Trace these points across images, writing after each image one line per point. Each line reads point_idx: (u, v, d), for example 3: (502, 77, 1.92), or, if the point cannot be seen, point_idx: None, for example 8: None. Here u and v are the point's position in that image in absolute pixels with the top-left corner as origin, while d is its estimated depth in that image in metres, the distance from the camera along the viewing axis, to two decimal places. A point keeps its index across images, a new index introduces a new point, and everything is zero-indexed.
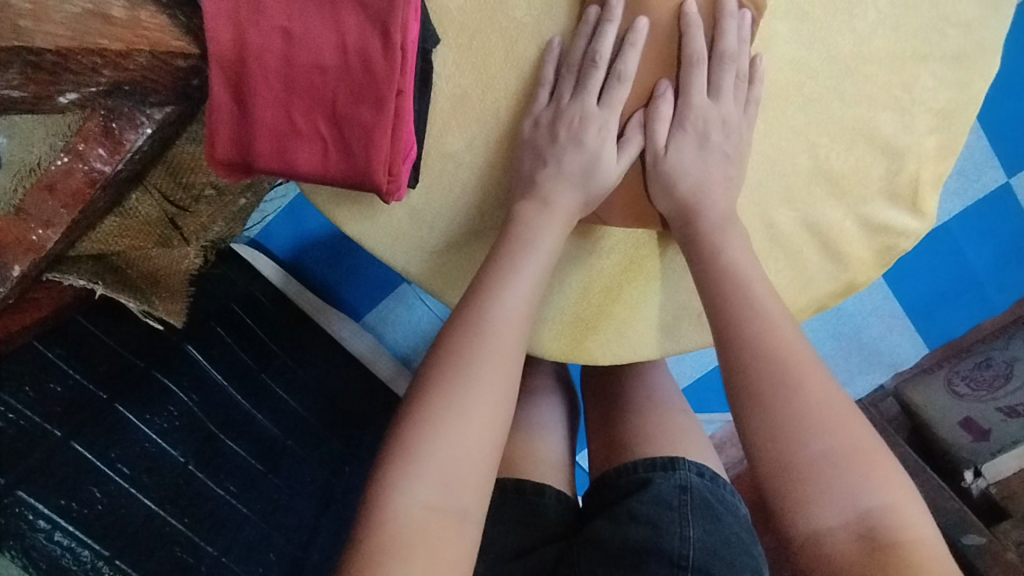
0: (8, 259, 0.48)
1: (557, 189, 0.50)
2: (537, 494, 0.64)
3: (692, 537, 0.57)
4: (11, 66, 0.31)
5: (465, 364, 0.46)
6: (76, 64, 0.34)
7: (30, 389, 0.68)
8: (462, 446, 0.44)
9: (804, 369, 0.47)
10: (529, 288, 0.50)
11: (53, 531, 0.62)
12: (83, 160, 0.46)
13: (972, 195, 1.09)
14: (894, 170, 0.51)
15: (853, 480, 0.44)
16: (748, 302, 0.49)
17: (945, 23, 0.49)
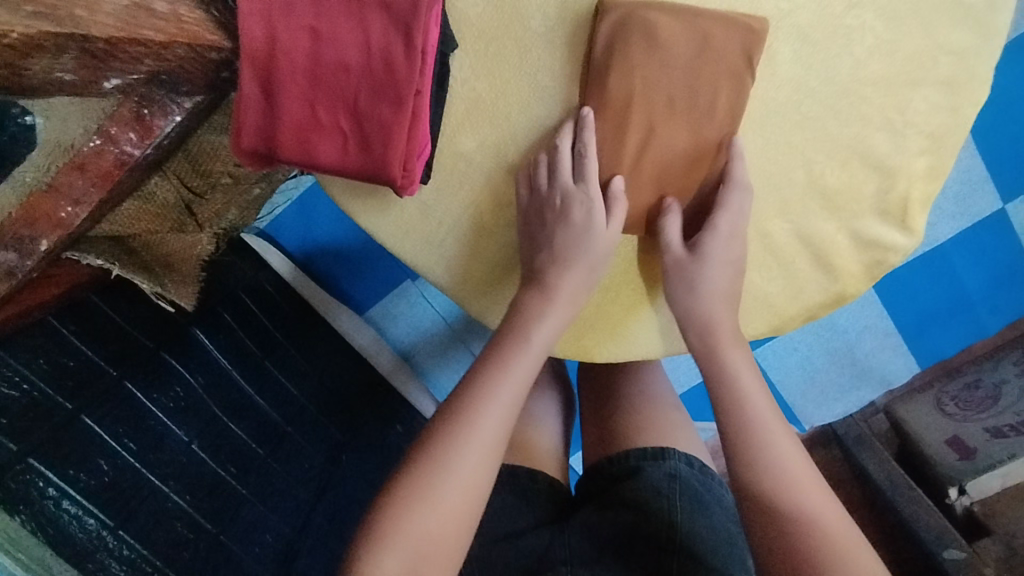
0: (37, 234, 0.51)
1: (554, 300, 0.54)
2: (531, 477, 0.67)
3: (680, 521, 0.59)
4: (67, 52, 0.34)
5: (453, 448, 0.50)
6: (122, 53, 0.36)
7: (44, 362, 0.70)
8: (439, 526, 0.48)
9: (799, 473, 0.52)
10: (521, 383, 0.54)
11: (60, 499, 0.64)
12: (114, 143, 0.48)
13: (968, 219, 1.11)
14: (886, 188, 0.53)
15: None
16: (754, 413, 0.54)
17: (940, 50, 0.50)
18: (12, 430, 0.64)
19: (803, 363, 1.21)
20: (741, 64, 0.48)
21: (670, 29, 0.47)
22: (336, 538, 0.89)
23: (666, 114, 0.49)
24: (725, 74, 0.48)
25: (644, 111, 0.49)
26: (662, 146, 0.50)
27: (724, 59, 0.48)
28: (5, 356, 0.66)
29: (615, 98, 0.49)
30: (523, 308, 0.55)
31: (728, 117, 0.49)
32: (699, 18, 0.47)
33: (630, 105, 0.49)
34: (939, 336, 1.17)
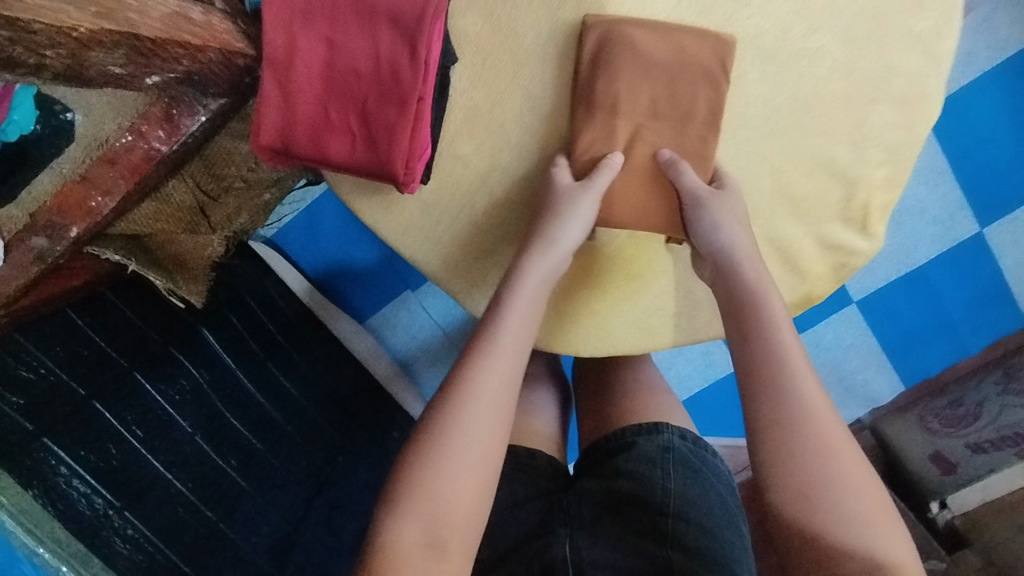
0: (68, 221, 0.55)
1: (533, 257, 0.56)
2: (529, 455, 0.70)
3: (673, 488, 0.63)
4: (120, 49, 0.38)
5: (461, 416, 0.50)
6: (164, 53, 0.41)
7: (61, 349, 0.74)
8: (455, 493, 0.49)
9: (847, 469, 0.47)
10: (519, 345, 0.55)
11: (71, 477, 0.69)
12: (144, 139, 0.53)
13: (947, 241, 1.16)
14: (848, 197, 0.58)
15: (865, 530, 0.45)
16: (775, 337, 0.52)
17: (895, 72, 0.55)
18: (30, 410, 0.68)
19: None
20: (714, 75, 0.53)
21: (650, 45, 0.53)
22: (329, 535, 0.93)
23: (648, 117, 0.55)
24: (700, 84, 0.53)
25: (626, 121, 0.55)
26: (646, 146, 0.56)
27: (700, 71, 0.53)
28: (25, 342, 0.70)
29: (602, 103, 0.54)
30: (512, 275, 0.57)
31: (705, 123, 0.55)
32: (675, 35, 0.53)
33: (615, 111, 0.55)
34: (922, 354, 1.21)
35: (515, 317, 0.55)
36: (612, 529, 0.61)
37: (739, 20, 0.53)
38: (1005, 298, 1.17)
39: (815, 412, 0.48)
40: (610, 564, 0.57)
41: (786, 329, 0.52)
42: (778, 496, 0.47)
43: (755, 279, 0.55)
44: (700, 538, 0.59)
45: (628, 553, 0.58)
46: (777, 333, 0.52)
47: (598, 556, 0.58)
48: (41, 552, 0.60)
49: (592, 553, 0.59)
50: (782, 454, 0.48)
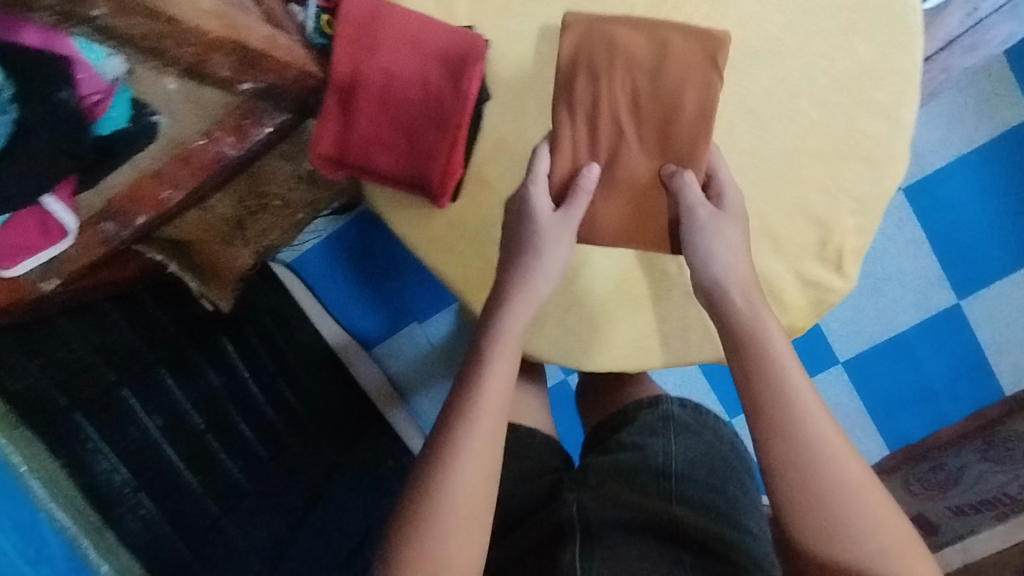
0: (137, 210, 0.63)
1: (515, 308, 0.61)
2: (529, 434, 0.79)
3: (675, 451, 0.73)
4: (233, 55, 0.46)
5: (450, 475, 0.53)
6: (261, 65, 0.49)
7: (98, 338, 0.79)
8: (452, 550, 0.51)
9: (870, 507, 0.50)
10: (501, 392, 0.58)
11: (98, 451, 0.74)
12: (216, 144, 0.62)
13: (925, 311, 1.23)
14: (824, 241, 0.66)
15: (896, 564, 0.49)
16: (775, 360, 0.56)
17: (863, 134, 0.64)
18: (70, 385, 0.74)
19: None
20: (707, 69, 0.59)
21: (631, 38, 0.59)
22: (321, 550, 0.96)
23: (632, 114, 0.61)
24: (697, 76, 0.59)
25: (610, 114, 0.61)
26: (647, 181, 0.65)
27: (694, 65, 0.59)
28: (69, 325, 0.77)
29: (581, 102, 0.61)
30: (494, 319, 0.61)
31: (696, 112, 0.60)
32: (661, 31, 0.60)
33: (594, 120, 0.61)
34: (904, 418, 1.28)
35: (500, 364, 0.59)
36: (618, 490, 0.68)
37: (733, 81, 0.63)
38: (982, 370, 1.24)
39: (825, 445, 0.52)
40: (621, 522, 0.64)
41: (789, 362, 0.56)
42: (801, 534, 0.51)
43: (748, 309, 0.59)
44: (706, 493, 0.69)
45: (634, 513, 0.65)
46: (781, 363, 0.55)
47: (608, 518, 0.64)
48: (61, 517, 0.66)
49: (599, 515, 0.64)
50: (798, 501, 0.51)
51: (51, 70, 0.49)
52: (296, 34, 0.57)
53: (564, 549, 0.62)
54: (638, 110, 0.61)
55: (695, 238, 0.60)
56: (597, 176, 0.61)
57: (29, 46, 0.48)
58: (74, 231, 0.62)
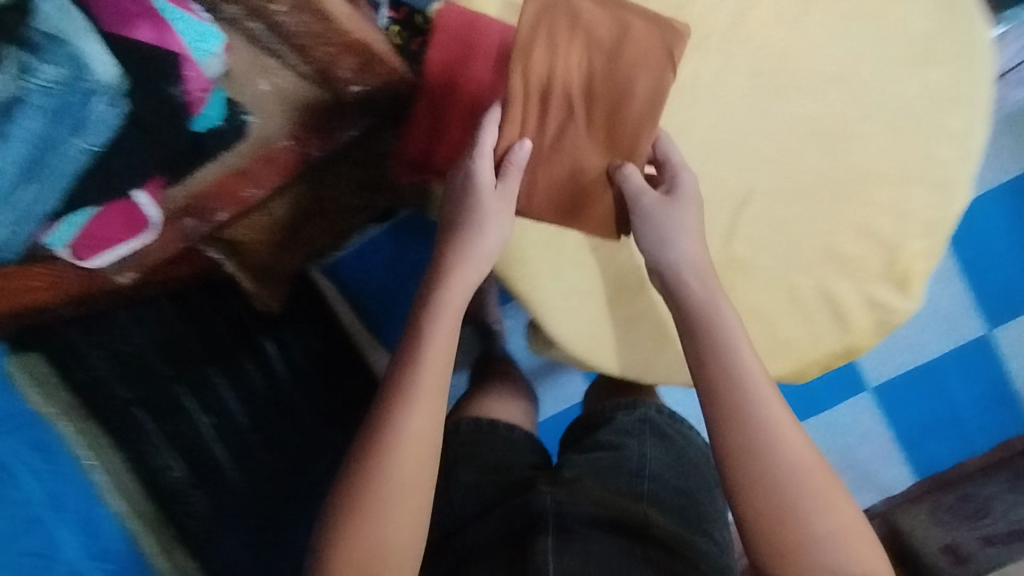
0: (218, 206, 0.65)
1: (455, 283, 0.60)
2: (507, 429, 0.80)
3: (648, 454, 0.74)
4: (358, 55, 0.54)
5: (386, 462, 0.55)
6: (377, 68, 0.57)
7: (156, 334, 0.80)
8: (385, 537, 0.54)
9: (812, 491, 0.54)
10: (438, 377, 0.58)
11: (161, 449, 0.78)
12: (301, 145, 0.64)
13: (957, 340, 1.24)
14: (890, 263, 0.67)
15: (838, 552, 0.53)
16: (732, 351, 0.58)
17: (933, 159, 0.65)
18: (131, 380, 0.78)
19: None
20: (662, 59, 0.59)
21: (594, 16, 0.59)
22: None
23: (584, 93, 0.60)
24: (651, 63, 0.59)
25: (563, 92, 0.59)
26: (720, 193, 0.66)
27: (651, 51, 0.59)
28: (127, 319, 0.79)
29: (538, 70, 0.58)
30: (433, 293, 0.60)
31: (645, 102, 0.59)
32: (624, 13, 0.59)
33: (547, 94, 0.59)
34: (930, 448, 1.27)
35: (433, 345, 0.59)
36: (591, 487, 0.68)
37: (808, 103, 0.64)
38: (1009, 400, 1.26)
39: (778, 440, 0.56)
40: (594, 517, 0.65)
41: (749, 359, 0.58)
42: (757, 524, 0.54)
43: (704, 299, 0.60)
44: (672, 496, 0.71)
45: (607, 509, 0.66)
46: (738, 357, 0.58)
47: (578, 510, 0.65)
48: (115, 506, 0.75)
49: (573, 512, 0.65)
50: (755, 491, 0.55)
51: (161, 68, 0.50)
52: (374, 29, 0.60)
53: (534, 541, 0.63)
54: (592, 88, 0.60)
55: (646, 230, 0.62)
56: (529, 152, 0.59)
57: (141, 42, 0.49)
58: (157, 223, 0.62)
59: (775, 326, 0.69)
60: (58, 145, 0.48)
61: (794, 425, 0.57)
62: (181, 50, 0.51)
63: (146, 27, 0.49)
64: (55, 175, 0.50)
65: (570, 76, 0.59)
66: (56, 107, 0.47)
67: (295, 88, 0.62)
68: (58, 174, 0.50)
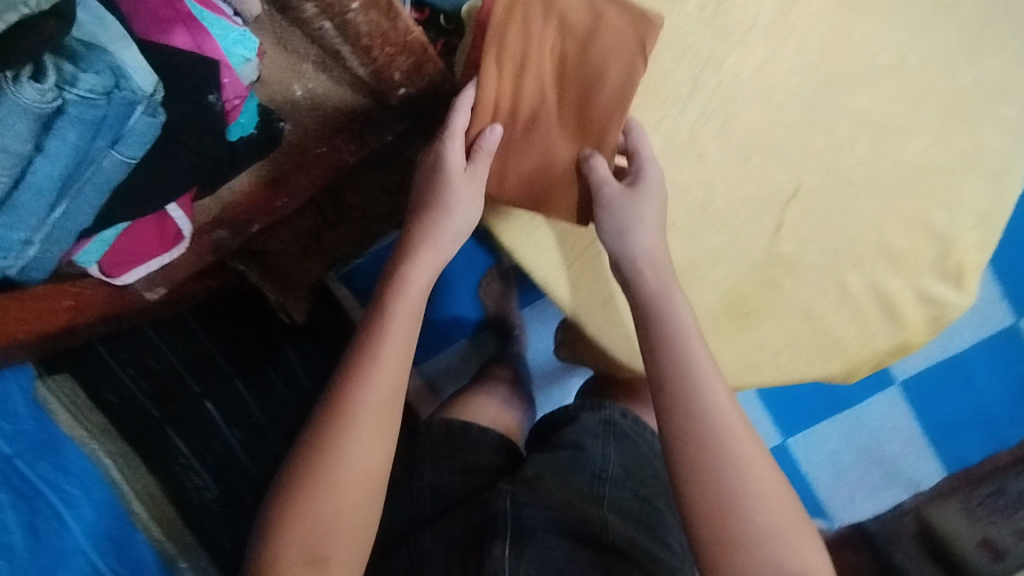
0: (253, 218, 0.66)
1: (419, 262, 0.61)
2: (481, 432, 0.74)
3: (612, 457, 0.69)
4: (413, 57, 0.51)
5: (342, 439, 0.54)
6: (422, 72, 0.54)
7: (182, 350, 0.78)
8: (335, 516, 0.53)
9: (755, 482, 0.52)
10: (399, 357, 0.57)
11: (191, 469, 0.75)
12: (337, 151, 0.64)
13: (984, 330, 1.21)
14: (943, 255, 0.66)
15: (773, 544, 0.50)
16: (682, 334, 0.57)
17: (987, 149, 0.64)
18: (158, 399, 0.75)
19: (830, 463, 1.24)
20: (634, 48, 0.57)
21: (570, 3, 0.58)
22: None
23: (556, 80, 0.60)
24: (620, 53, 0.58)
25: (535, 77, 0.59)
26: (771, 190, 0.64)
27: (621, 41, 0.57)
28: (152, 335, 0.76)
29: (511, 55, 0.58)
30: (396, 275, 0.61)
31: (614, 92, 0.58)
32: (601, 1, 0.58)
33: (519, 82, 0.59)
34: (958, 442, 1.23)
35: (392, 323, 0.58)
36: (550, 485, 0.64)
37: (858, 95, 0.63)
38: None
39: (723, 425, 0.53)
40: (552, 521, 0.61)
41: (697, 346, 0.56)
42: (697, 512, 0.52)
43: (655, 284, 0.59)
44: (633, 503, 0.66)
45: (566, 514, 0.62)
46: (688, 346, 0.56)
47: (539, 514, 0.61)
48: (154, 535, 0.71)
49: (534, 514, 0.61)
50: (694, 478, 0.52)
51: (200, 73, 0.48)
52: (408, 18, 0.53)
53: (489, 544, 0.58)
54: (563, 76, 0.59)
55: (606, 219, 0.60)
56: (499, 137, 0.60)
57: (176, 49, 0.48)
58: (188, 236, 0.61)
59: (822, 320, 0.67)
60: (92, 160, 0.46)
61: (739, 415, 0.54)
62: (216, 56, 0.49)
63: (183, 34, 0.48)
64: (90, 186, 0.47)
65: (625, 75, 0.58)
66: (95, 118, 0.43)
67: (333, 94, 0.59)
68: (93, 186, 0.48)
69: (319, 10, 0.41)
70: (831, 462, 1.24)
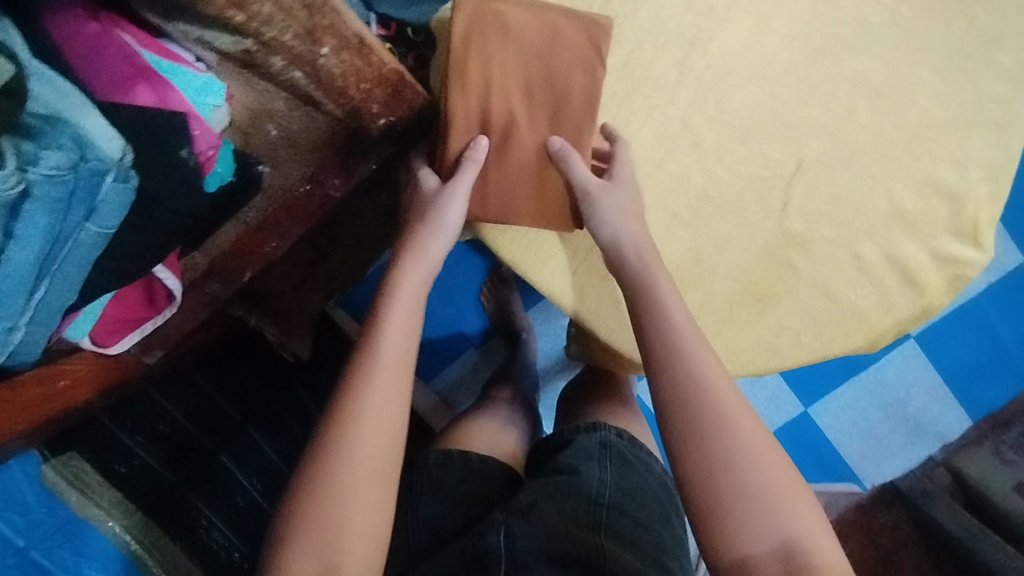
0: (244, 264, 0.64)
1: (410, 265, 0.57)
2: (481, 461, 0.66)
3: (608, 479, 0.63)
4: (391, 84, 0.48)
5: (348, 445, 0.48)
6: (400, 96, 0.50)
7: (189, 405, 0.74)
8: (347, 531, 0.46)
9: (747, 445, 0.47)
10: (405, 345, 0.53)
11: (211, 529, 0.71)
12: (321, 186, 0.62)
13: (994, 274, 1.16)
14: (957, 212, 0.64)
15: (777, 511, 0.46)
16: (665, 308, 0.53)
17: (987, 99, 0.63)
18: (171, 459, 0.71)
19: (858, 427, 1.18)
20: (591, 55, 0.56)
21: (522, 21, 0.55)
22: None
23: (526, 103, 0.57)
24: (578, 62, 0.56)
25: (503, 93, 0.56)
26: (775, 166, 0.62)
27: (575, 51, 0.56)
28: (159, 397, 0.72)
29: (474, 81, 0.55)
30: (390, 280, 0.56)
31: (583, 101, 0.57)
32: (551, 14, 0.55)
33: (488, 106, 0.56)
34: (984, 386, 1.18)
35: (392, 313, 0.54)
36: (547, 514, 0.58)
37: (850, 60, 0.61)
38: None
39: (717, 387, 0.49)
40: (549, 553, 0.55)
41: (679, 312, 0.53)
42: (689, 478, 0.47)
43: (640, 267, 0.55)
44: (635, 529, 0.59)
45: (561, 542, 0.56)
46: (669, 313, 0.53)
47: (537, 546, 0.55)
48: None
49: (530, 544, 0.55)
50: (689, 443, 0.48)
51: (168, 130, 0.46)
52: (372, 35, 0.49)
53: None
54: (531, 96, 0.57)
55: (586, 212, 0.57)
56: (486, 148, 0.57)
57: (143, 106, 0.46)
58: (179, 296, 0.59)
59: (840, 294, 0.64)
60: (68, 234, 0.43)
61: (729, 381, 0.50)
62: (182, 107, 0.48)
63: (146, 90, 0.46)
64: (68, 263, 0.45)
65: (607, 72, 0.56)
66: (63, 195, 0.41)
67: (309, 130, 0.58)
68: (72, 263, 0.45)
69: (287, 62, 0.39)
70: (857, 427, 1.18)
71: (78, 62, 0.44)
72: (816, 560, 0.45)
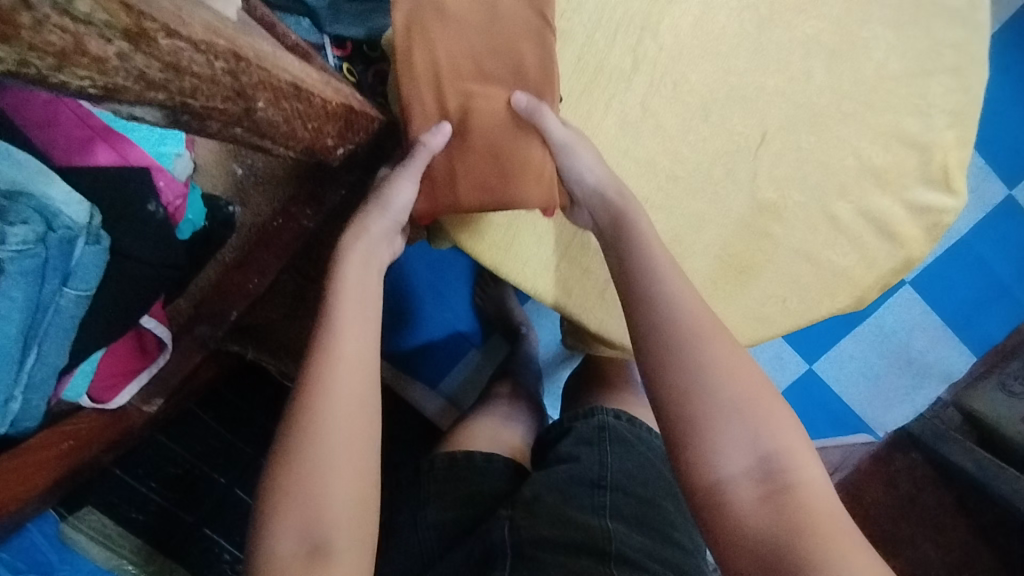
0: (229, 305, 0.66)
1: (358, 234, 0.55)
2: (485, 459, 0.67)
3: (610, 463, 0.64)
4: (339, 114, 0.49)
5: (319, 412, 0.44)
6: (354, 127, 0.52)
7: (197, 445, 0.76)
8: (332, 501, 0.43)
9: (721, 358, 0.44)
10: (365, 309, 0.51)
11: (236, 562, 0.75)
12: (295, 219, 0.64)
13: (982, 210, 1.15)
14: (926, 161, 0.64)
15: (751, 424, 0.42)
16: (647, 245, 0.51)
17: (943, 45, 0.63)
18: (188, 503, 0.74)
19: (864, 377, 1.18)
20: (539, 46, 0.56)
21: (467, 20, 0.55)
22: None
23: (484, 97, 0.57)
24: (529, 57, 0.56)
25: (455, 89, 0.56)
26: (739, 138, 0.62)
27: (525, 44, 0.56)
28: (167, 442, 0.73)
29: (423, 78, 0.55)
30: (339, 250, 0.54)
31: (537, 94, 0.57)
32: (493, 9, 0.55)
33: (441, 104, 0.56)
34: (983, 322, 1.18)
35: (348, 279, 0.51)
36: (550, 504, 0.59)
37: (800, 24, 0.61)
38: None
39: (690, 308, 0.47)
40: (553, 541, 0.55)
41: (658, 247, 0.51)
42: (659, 395, 0.44)
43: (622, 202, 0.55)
44: (640, 507, 0.61)
45: (569, 529, 0.57)
46: (649, 249, 0.51)
47: (541, 536, 0.56)
48: None
49: (531, 534, 0.56)
50: (658, 359, 0.45)
51: (131, 180, 0.50)
52: (317, 73, 0.52)
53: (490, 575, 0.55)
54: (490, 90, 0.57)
55: (567, 161, 0.56)
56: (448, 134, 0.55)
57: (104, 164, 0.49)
58: (169, 342, 0.61)
59: (820, 257, 0.65)
60: (47, 303, 0.45)
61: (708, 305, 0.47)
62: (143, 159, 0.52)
63: (106, 150, 0.49)
64: (55, 330, 0.46)
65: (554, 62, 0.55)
66: (36, 267, 0.43)
67: (275, 165, 0.65)
68: (59, 329, 0.46)
69: (224, 123, 0.37)
70: (864, 377, 1.18)
71: (36, 132, 0.49)
72: (798, 479, 0.41)
